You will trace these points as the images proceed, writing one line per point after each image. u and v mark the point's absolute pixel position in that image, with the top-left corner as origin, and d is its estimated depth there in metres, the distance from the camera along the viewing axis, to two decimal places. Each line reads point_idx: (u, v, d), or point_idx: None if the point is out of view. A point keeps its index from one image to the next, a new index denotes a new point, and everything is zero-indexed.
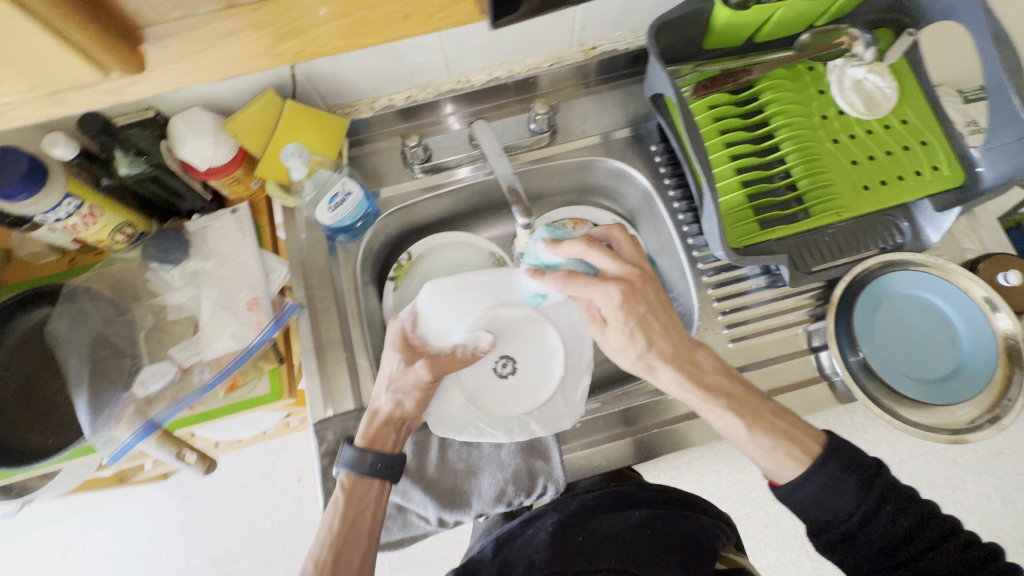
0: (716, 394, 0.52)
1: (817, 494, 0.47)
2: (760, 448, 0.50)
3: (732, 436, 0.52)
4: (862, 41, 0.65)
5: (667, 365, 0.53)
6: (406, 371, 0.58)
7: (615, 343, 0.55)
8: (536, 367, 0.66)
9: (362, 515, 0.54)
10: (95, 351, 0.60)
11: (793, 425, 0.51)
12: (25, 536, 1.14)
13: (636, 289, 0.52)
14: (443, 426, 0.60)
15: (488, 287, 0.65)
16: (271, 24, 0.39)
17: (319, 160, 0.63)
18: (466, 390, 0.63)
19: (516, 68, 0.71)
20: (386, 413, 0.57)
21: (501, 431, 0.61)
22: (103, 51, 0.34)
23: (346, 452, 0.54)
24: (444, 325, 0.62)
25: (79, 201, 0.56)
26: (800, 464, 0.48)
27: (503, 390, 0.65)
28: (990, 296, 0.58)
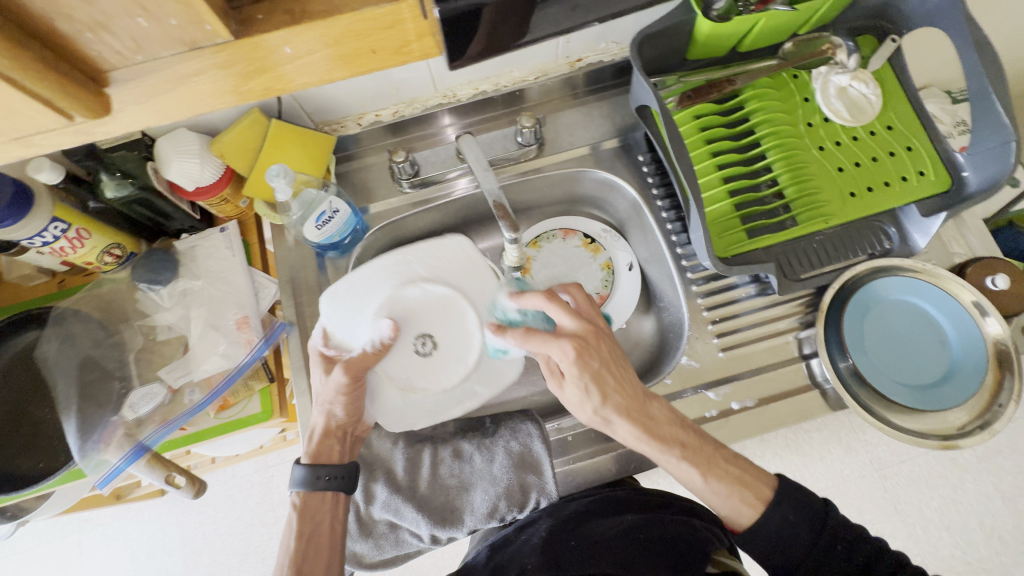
0: (670, 444, 0.52)
1: (778, 533, 0.48)
2: (713, 487, 0.51)
3: (686, 481, 0.53)
4: (845, 50, 0.66)
5: (622, 419, 0.53)
6: (337, 394, 0.56)
7: (572, 396, 0.54)
8: (455, 333, 0.65)
9: (319, 528, 0.54)
10: (83, 374, 0.60)
11: (744, 469, 0.52)
12: (23, 555, 1.13)
13: (590, 345, 0.53)
14: (396, 420, 0.62)
15: (387, 271, 0.65)
16: (241, 62, 0.26)
17: (303, 180, 0.64)
18: (393, 383, 0.62)
19: (502, 82, 0.71)
20: (323, 426, 0.57)
21: (451, 406, 0.63)
22: (65, 93, 0.23)
23: (295, 472, 0.55)
24: (359, 325, 0.61)
25: (65, 224, 0.55)
26: (756, 509, 0.49)
27: (428, 367, 0.63)
28: (979, 301, 0.59)
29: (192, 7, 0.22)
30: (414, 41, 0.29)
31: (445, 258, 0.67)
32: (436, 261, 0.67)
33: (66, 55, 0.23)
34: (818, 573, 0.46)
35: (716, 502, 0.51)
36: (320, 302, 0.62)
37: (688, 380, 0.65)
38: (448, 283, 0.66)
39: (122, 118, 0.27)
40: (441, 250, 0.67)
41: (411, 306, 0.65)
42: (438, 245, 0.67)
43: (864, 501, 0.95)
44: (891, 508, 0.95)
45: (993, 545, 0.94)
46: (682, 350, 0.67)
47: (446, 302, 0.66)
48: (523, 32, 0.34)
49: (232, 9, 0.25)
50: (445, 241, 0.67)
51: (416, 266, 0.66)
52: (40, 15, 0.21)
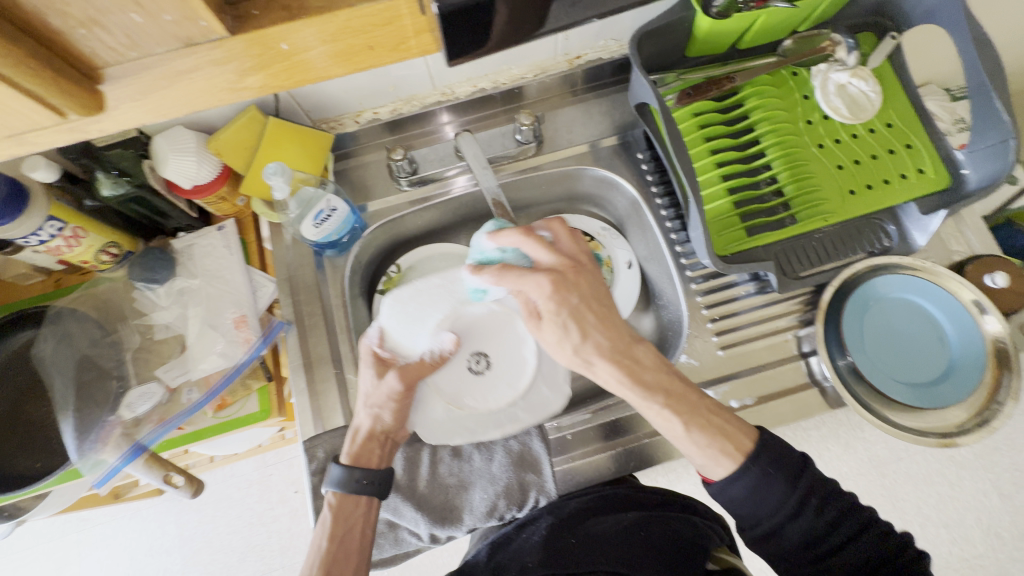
0: (654, 391, 0.52)
1: (748, 493, 0.46)
2: (693, 438, 0.50)
3: (668, 432, 0.52)
4: (844, 46, 0.65)
5: (604, 360, 0.53)
6: (387, 398, 0.57)
7: (550, 337, 0.54)
8: (513, 357, 0.64)
9: (351, 531, 0.54)
10: (80, 373, 0.59)
11: (727, 421, 0.50)
12: (21, 554, 1.13)
13: (568, 280, 0.53)
14: (434, 432, 0.61)
15: (447, 286, 0.62)
16: (239, 59, 0.26)
17: (302, 178, 0.63)
18: (444, 393, 0.61)
19: (501, 79, 0.71)
20: (368, 428, 0.56)
21: (491, 428, 0.61)
22: (58, 91, 0.23)
23: (334, 472, 0.54)
24: (416, 332, 0.60)
25: (61, 223, 0.55)
26: (734, 462, 0.48)
27: (481, 385, 0.63)
28: (979, 299, 0.58)
29: (187, 2, 0.22)
30: (411, 37, 0.29)
31: None
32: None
33: (60, 52, 0.23)
34: (785, 528, 0.45)
35: (698, 454, 0.50)
36: (382, 301, 0.61)
37: (687, 378, 0.65)
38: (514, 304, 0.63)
39: (118, 116, 0.26)
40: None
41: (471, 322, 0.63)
42: None
43: (862, 498, 0.95)
44: (889, 505, 0.95)
45: (990, 542, 0.94)
46: (681, 348, 0.67)
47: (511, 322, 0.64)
48: (522, 30, 0.34)
49: (228, 5, 0.25)
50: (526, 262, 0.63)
51: None
52: (33, 11, 0.21)
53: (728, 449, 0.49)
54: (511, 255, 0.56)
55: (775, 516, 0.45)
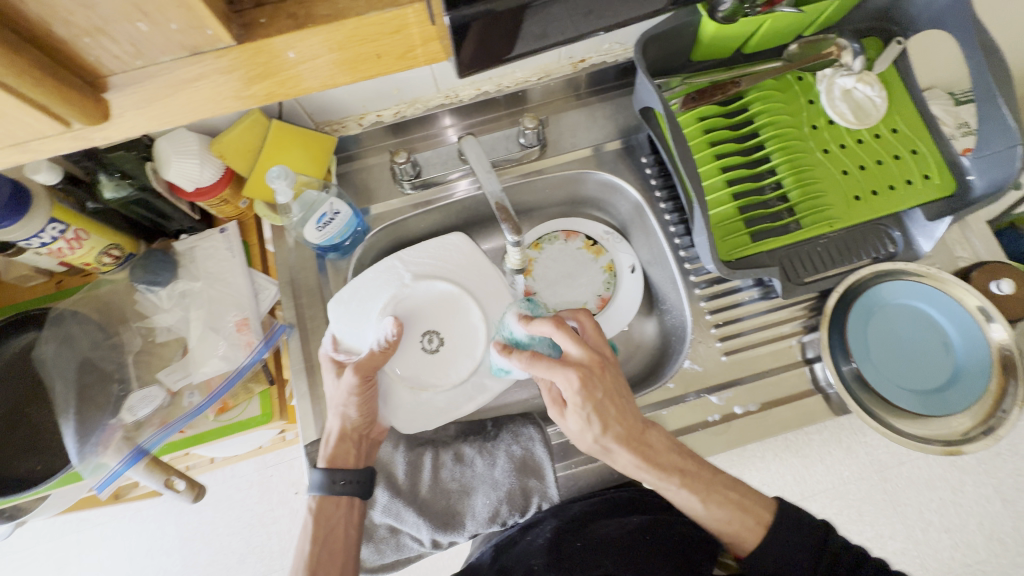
0: (670, 472, 0.54)
1: (780, 557, 0.49)
2: (714, 513, 0.53)
3: (686, 507, 0.54)
4: (850, 51, 0.65)
5: (622, 447, 0.54)
6: (349, 395, 0.57)
7: (573, 425, 0.55)
8: (462, 331, 0.65)
9: (333, 532, 0.55)
10: (81, 376, 0.59)
11: (743, 494, 0.54)
12: (21, 554, 1.13)
13: (594, 376, 0.53)
14: (407, 421, 0.61)
15: (389, 273, 0.65)
16: (244, 68, 0.25)
17: (305, 181, 0.63)
18: (401, 380, 0.62)
19: (505, 82, 0.70)
20: (339, 430, 0.57)
21: (462, 401, 0.63)
22: (63, 98, 0.23)
23: (313, 476, 0.56)
24: (365, 327, 0.62)
25: (63, 225, 0.55)
26: (756, 535, 0.51)
27: (436, 363, 0.64)
28: (984, 306, 0.58)
29: (194, 11, 0.22)
30: (419, 45, 0.29)
31: (448, 255, 0.67)
32: (427, 258, 0.66)
33: (63, 61, 0.22)
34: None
35: (725, 526, 0.52)
36: (327, 310, 0.62)
37: (691, 384, 0.65)
38: (454, 280, 0.66)
39: (121, 124, 0.26)
40: (434, 246, 0.67)
41: (415, 305, 0.65)
42: (439, 243, 0.67)
43: (863, 503, 0.95)
44: (890, 509, 0.95)
45: (992, 547, 0.94)
46: (684, 353, 0.66)
47: (451, 299, 0.66)
48: (528, 37, 0.33)
49: (235, 13, 0.24)
50: (451, 236, 0.66)
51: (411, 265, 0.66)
52: (38, 20, 0.20)
53: (749, 519, 0.52)
54: (539, 343, 0.58)
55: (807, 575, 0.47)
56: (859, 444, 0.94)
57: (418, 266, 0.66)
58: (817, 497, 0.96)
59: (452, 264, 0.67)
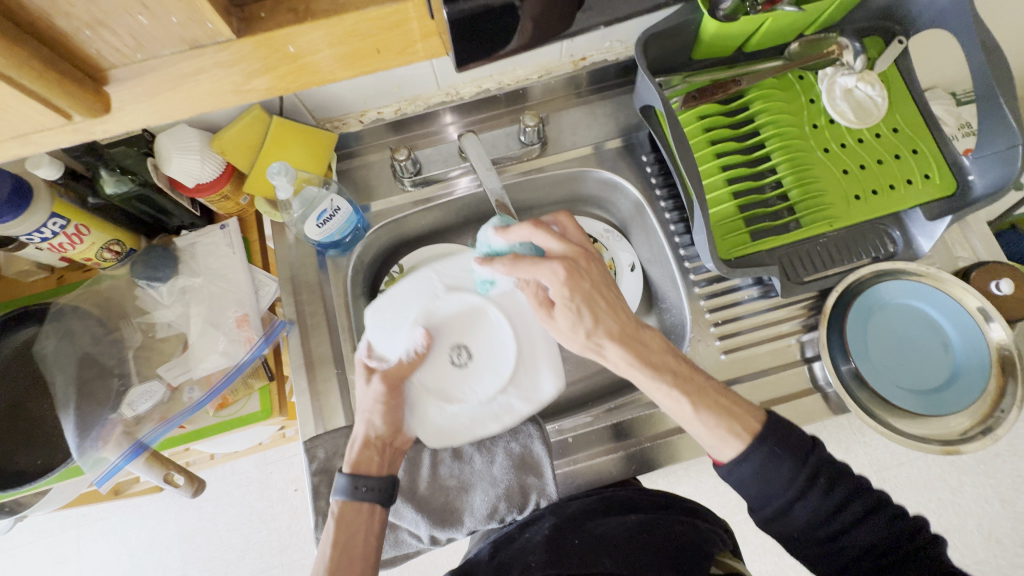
0: (662, 373, 0.52)
1: (757, 471, 0.46)
2: (706, 425, 0.49)
3: (677, 412, 0.51)
4: (851, 50, 0.65)
5: (614, 343, 0.53)
6: (376, 403, 0.56)
7: (565, 325, 0.54)
8: (493, 346, 0.64)
9: (354, 540, 0.52)
10: (81, 371, 0.59)
11: (733, 402, 0.50)
12: (22, 549, 1.13)
13: (579, 267, 0.53)
14: (434, 434, 0.60)
15: (423, 284, 0.64)
16: (244, 63, 0.25)
17: (305, 177, 0.63)
18: (429, 391, 0.61)
19: (505, 80, 0.70)
20: (363, 436, 0.55)
21: (489, 419, 0.61)
22: (64, 91, 0.23)
23: (340, 480, 0.53)
24: (398, 336, 0.61)
25: (65, 220, 0.55)
26: (742, 441, 0.47)
27: (465, 377, 0.63)
28: (984, 306, 0.58)
29: (195, 5, 0.22)
30: (419, 40, 0.28)
31: None
32: (462, 270, 0.66)
33: (65, 53, 0.23)
34: (800, 508, 0.45)
35: (706, 436, 0.49)
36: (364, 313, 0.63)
37: None
38: (486, 293, 0.65)
39: (122, 119, 0.26)
40: (467, 258, 0.66)
41: (449, 317, 0.64)
42: (474, 255, 0.66)
43: None
44: None
45: (990, 547, 0.94)
46: (683, 352, 0.66)
47: (488, 314, 0.65)
48: (530, 36, 0.33)
49: (235, 8, 0.24)
50: (484, 247, 0.66)
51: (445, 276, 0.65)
52: (39, 12, 0.20)
53: (736, 424, 0.48)
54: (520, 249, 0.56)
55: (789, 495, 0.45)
56: (857, 444, 0.94)
57: (456, 279, 0.65)
58: None
59: None
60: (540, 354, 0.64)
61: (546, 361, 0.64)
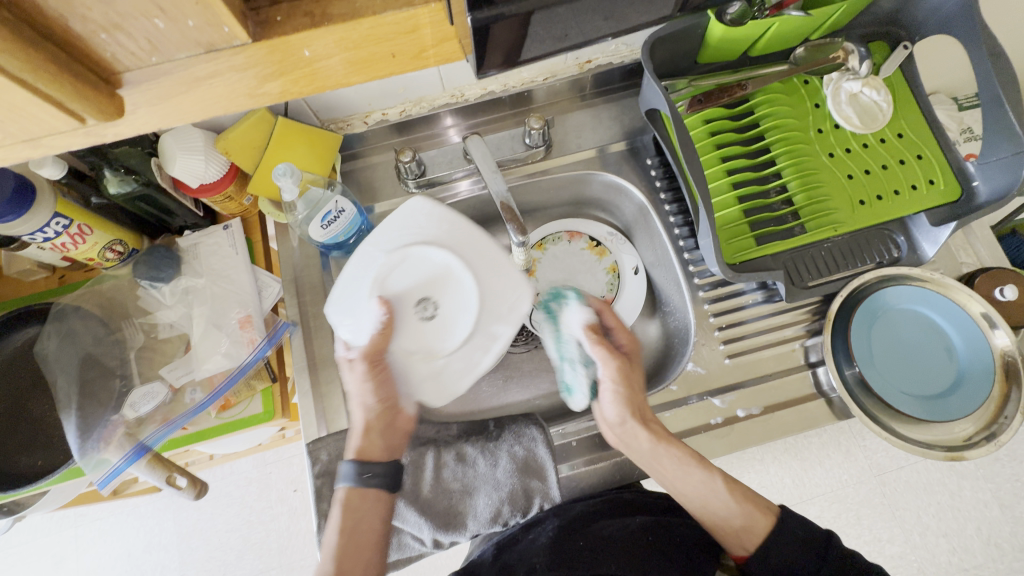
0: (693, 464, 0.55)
1: (787, 554, 0.49)
2: (731, 499, 0.53)
3: (703, 500, 0.54)
4: (857, 55, 0.65)
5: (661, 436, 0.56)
6: (363, 382, 0.56)
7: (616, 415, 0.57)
8: (456, 291, 0.58)
9: (361, 525, 0.52)
10: (83, 371, 0.59)
11: (752, 490, 0.54)
12: (19, 549, 1.13)
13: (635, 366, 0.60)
14: (434, 393, 0.59)
15: (366, 257, 0.58)
16: (259, 66, 0.25)
17: (309, 179, 0.63)
18: (409, 359, 0.58)
19: (510, 82, 0.70)
20: (363, 424, 0.56)
21: (479, 355, 0.58)
22: (79, 94, 0.23)
23: (344, 467, 0.53)
24: (362, 316, 0.56)
25: (67, 220, 0.54)
26: (768, 516, 0.52)
27: (435, 331, 0.58)
28: (988, 312, 0.58)
29: (212, 8, 0.22)
30: (432, 46, 0.28)
31: (413, 217, 0.59)
32: (396, 230, 0.59)
33: (80, 57, 0.22)
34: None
35: (732, 518, 0.53)
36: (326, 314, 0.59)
37: (694, 386, 0.65)
38: (432, 243, 0.58)
39: (135, 121, 0.26)
40: (400, 220, 0.59)
41: (401, 280, 0.58)
42: (404, 209, 0.59)
43: (862, 507, 0.95)
44: (889, 513, 0.95)
45: (990, 552, 0.94)
46: (687, 356, 0.66)
47: (439, 264, 0.58)
48: (541, 40, 0.33)
49: (251, 11, 0.24)
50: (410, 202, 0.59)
51: (384, 238, 0.59)
52: (56, 16, 0.20)
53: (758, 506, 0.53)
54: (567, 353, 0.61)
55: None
56: (858, 448, 0.95)
57: (391, 242, 0.58)
58: (817, 500, 0.95)
59: (422, 227, 0.59)
60: (506, 283, 0.59)
61: (514, 288, 0.59)
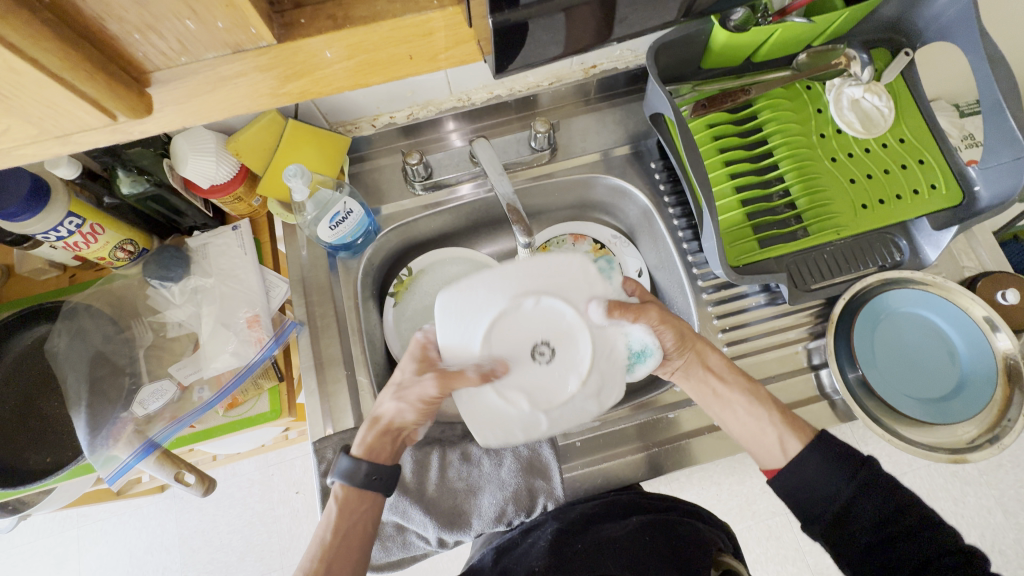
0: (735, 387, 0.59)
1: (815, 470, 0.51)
2: (772, 425, 0.56)
3: (749, 428, 0.58)
4: (859, 62, 0.66)
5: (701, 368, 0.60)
6: (416, 399, 0.55)
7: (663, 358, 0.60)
8: (557, 326, 0.55)
9: (354, 527, 0.52)
10: (94, 370, 0.60)
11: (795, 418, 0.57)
12: (21, 548, 1.13)
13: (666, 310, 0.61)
14: (611, 395, 0.57)
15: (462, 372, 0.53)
16: (280, 67, 0.26)
17: (319, 180, 0.64)
18: (573, 402, 0.56)
19: (517, 86, 0.71)
20: (388, 420, 0.56)
21: (615, 338, 0.57)
22: (111, 92, 0.24)
23: (341, 463, 0.53)
24: (484, 411, 0.54)
25: (81, 219, 0.55)
26: (800, 438, 0.55)
27: (558, 367, 0.55)
28: (990, 316, 0.58)
29: (240, 11, 0.22)
30: (444, 51, 0.29)
31: (463, 308, 0.54)
32: (462, 326, 0.54)
33: (112, 56, 0.23)
34: (852, 509, 0.48)
35: (767, 435, 0.56)
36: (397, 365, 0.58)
37: None
38: (500, 307, 0.54)
39: (160, 119, 0.27)
40: (454, 319, 0.54)
41: (502, 355, 0.55)
42: (450, 302, 0.55)
43: None
44: None
45: (994, 559, 0.94)
46: None
47: (526, 319, 0.55)
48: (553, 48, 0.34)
49: (276, 13, 0.25)
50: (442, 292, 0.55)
51: (456, 345, 0.54)
52: (92, 16, 0.21)
53: (791, 428, 0.56)
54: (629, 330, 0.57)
55: (836, 497, 0.49)
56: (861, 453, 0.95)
57: (468, 346, 0.54)
58: None
59: (477, 313, 0.54)
60: (579, 276, 0.57)
61: (581, 269, 0.56)
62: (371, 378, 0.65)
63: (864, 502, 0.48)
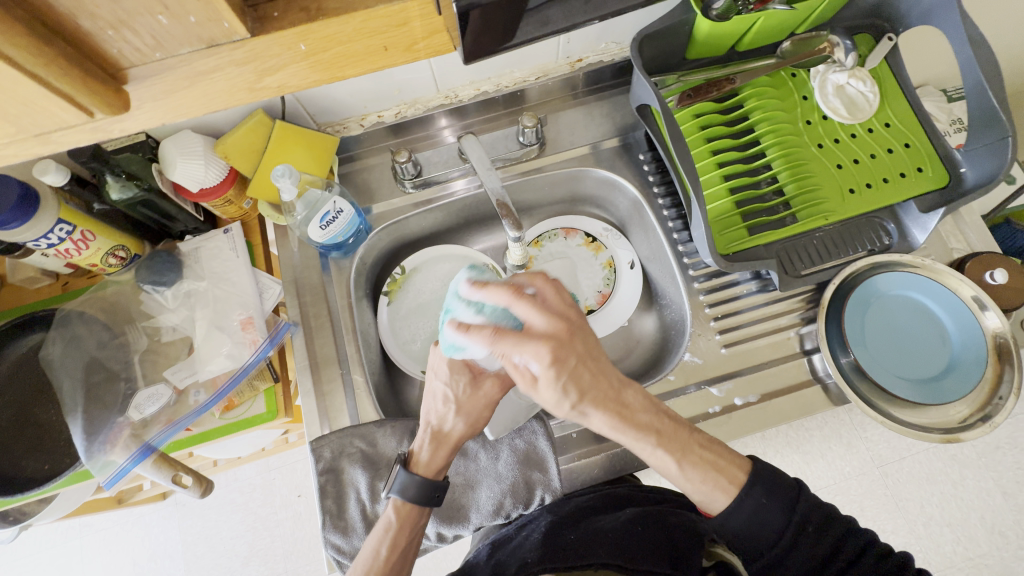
0: (646, 432, 0.48)
1: (750, 520, 0.45)
2: (687, 479, 0.47)
3: (662, 470, 0.49)
4: (842, 47, 0.67)
5: (598, 411, 0.48)
6: (480, 411, 0.56)
7: (546, 399, 0.47)
8: None
9: (411, 541, 0.53)
10: (88, 376, 0.60)
11: (718, 454, 0.48)
12: (23, 561, 1.12)
13: (564, 344, 0.46)
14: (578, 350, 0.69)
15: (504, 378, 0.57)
16: (258, 60, 0.26)
17: (308, 180, 0.64)
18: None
19: (503, 82, 0.71)
20: (454, 437, 0.56)
21: None
22: (88, 89, 0.24)
23: (399, 474, 0.53)
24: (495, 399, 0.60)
25: (70, 226, 0.55)
26: (728, 495, 0.46)
27: None
28: (978, 296, 0.59)
29: (214, 4, 0.23)
30: (422, 39, 0.29)
31: None
32: None
33: (88, 53, 0.24)
34: (786, 556, 0.44)
35: (690, 490, 0.48)
36: (426, 390, 0.57)
37: (690, 376, 0.65)
38: None
39: (140, 115, 0.27)
40: None
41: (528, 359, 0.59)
42: None
43: (864, 497, 0.96)
44: (892, 504, 0.96)
45: (994, 541, 0.94)
46: (684, 346, 0.67)
47: None
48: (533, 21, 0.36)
49: (251, 8, 0.26)
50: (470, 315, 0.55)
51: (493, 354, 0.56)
52: (66, 13, 0.21)
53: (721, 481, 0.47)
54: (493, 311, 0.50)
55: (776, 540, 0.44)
56: (858, 439, 0.96)
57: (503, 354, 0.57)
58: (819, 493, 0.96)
59: None
60: None
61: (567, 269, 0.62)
62: (366, 377, 0.65)
63: (799, 551, 0.44)
